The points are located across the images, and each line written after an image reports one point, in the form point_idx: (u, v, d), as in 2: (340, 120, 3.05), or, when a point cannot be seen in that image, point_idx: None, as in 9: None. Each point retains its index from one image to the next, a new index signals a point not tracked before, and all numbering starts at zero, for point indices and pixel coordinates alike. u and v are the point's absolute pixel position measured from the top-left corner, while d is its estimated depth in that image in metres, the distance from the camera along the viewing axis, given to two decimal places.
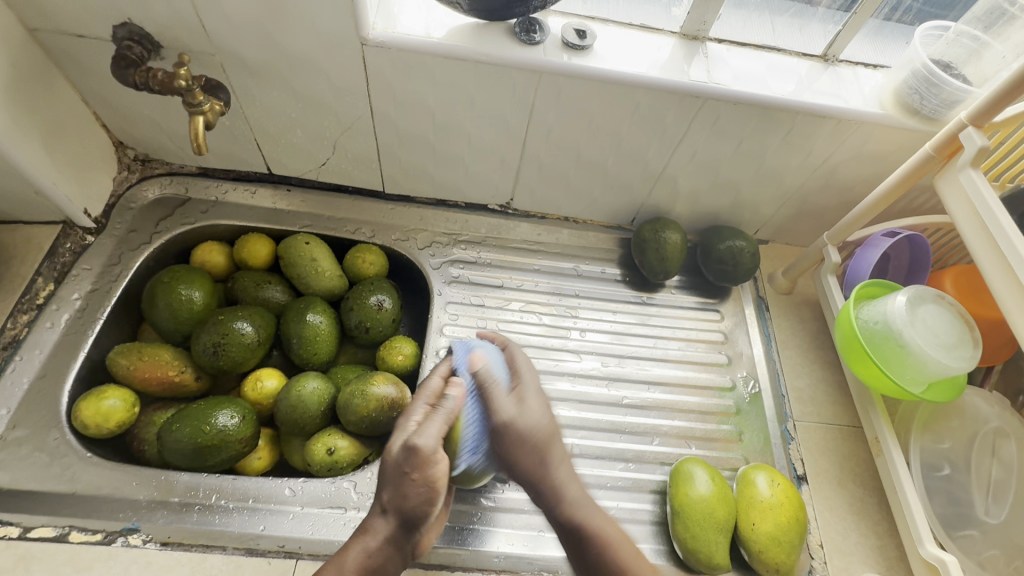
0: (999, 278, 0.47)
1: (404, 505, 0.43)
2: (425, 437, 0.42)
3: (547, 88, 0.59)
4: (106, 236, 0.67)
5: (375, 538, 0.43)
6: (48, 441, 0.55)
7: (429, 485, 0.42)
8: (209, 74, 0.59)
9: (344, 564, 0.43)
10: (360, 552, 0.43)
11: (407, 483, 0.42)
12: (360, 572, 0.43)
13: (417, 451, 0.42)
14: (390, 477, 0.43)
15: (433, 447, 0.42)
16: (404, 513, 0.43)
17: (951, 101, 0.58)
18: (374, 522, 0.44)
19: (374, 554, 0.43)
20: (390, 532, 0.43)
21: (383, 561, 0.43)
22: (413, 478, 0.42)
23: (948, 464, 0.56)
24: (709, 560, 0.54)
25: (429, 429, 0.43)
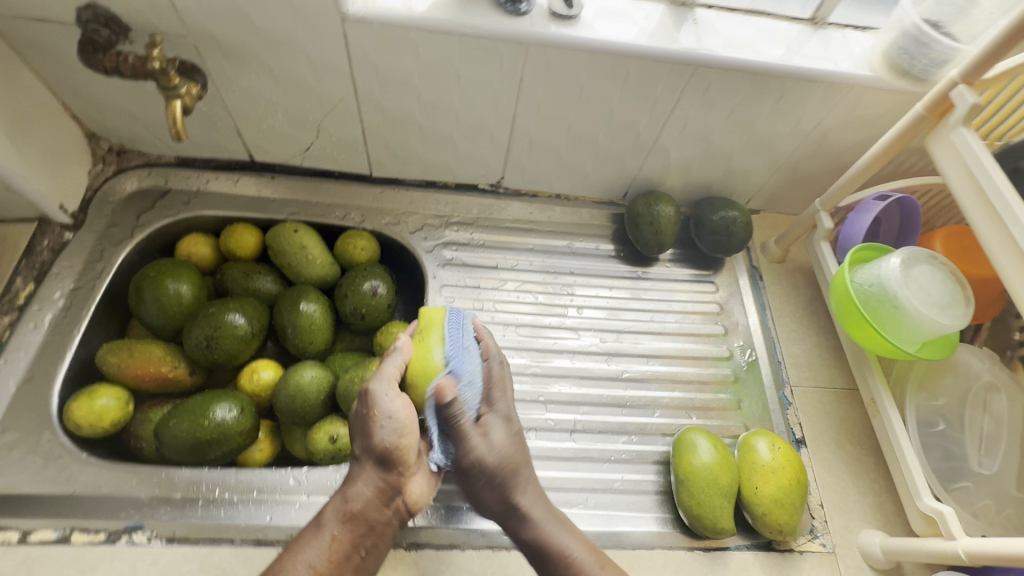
0: (989, 232, 0.48)
1: (373, 445, 0.46)
2: (381, 381, 0.47)
3: (535, 61, 0.58)
4: (86, 231, 0.65)
5: (354, 485, 0.46)
6: (40, 443, 0.54)
7: (390, 419, 0.46)
8: (183, 56, 0.57)
9: (324, 514, 0.45)
10: (340, 501, 0.45)
11: (369, 423, 0.46)
12: (341, 517, 0.45)
13: (373, 393, 0.46)
14: (358, 425, 0.47)
15: (387, 387, 0.47)
16: (375, 453, 0.46)
17: (940, 61, 0.57)
18: (354, 474, 0.47)
19: (353, 500, 0.45)
20: (369, 478, 0.46)
21: (367, 507, 0.46)
22: (375, 415, 0.46)
23: (942, 420, 0.57)
24: (715, 524, 0.55)
25: (383, 374, 0.47)
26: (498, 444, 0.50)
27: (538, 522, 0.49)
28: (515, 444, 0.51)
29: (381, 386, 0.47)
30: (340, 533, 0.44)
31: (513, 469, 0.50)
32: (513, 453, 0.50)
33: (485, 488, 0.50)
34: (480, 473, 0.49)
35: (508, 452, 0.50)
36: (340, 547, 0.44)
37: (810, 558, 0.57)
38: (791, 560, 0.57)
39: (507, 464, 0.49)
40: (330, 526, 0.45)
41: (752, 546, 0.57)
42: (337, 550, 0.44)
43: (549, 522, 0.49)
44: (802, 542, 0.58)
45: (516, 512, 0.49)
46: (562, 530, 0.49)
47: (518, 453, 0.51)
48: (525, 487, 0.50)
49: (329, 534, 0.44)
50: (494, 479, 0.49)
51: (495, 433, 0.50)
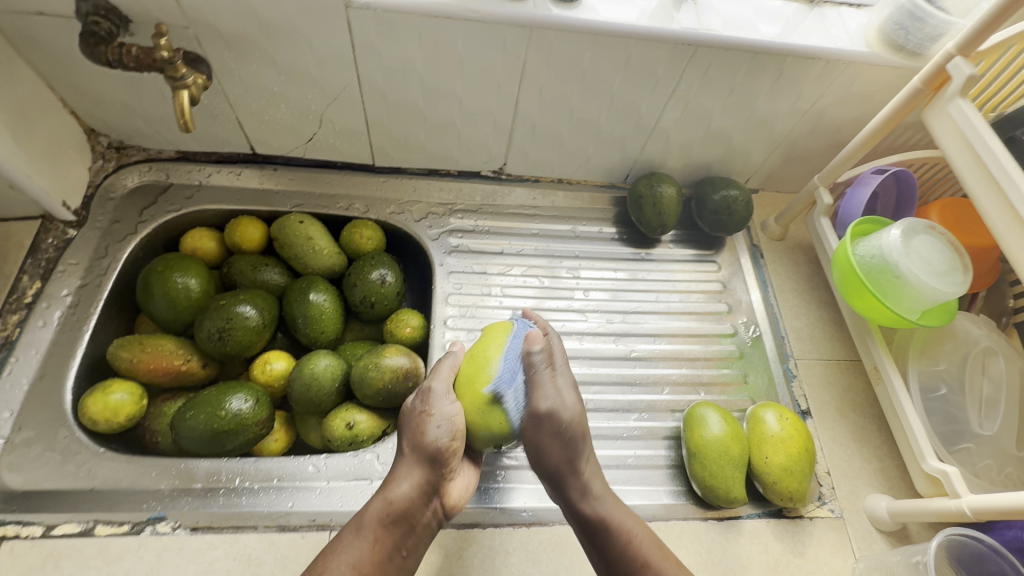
0: (988, 200, 0.50)
1: (424, 445, 0.47)
2: (439, 379, 0.49)
3: (538, 45, 0.58)
4: (89, 228, 0.65)
5: (399, 485, 0.46)
6: (57, 440, 0.54)
7: (446, 420, 0.47)
8: (184, 47, 0.56)
9: (365, 514, 0.45)
10: (383, 501, 0.45)
11: (425, 421, 0.47)
12: (385, 518, 0.45)
13: (431, 390, 0.49)
14: (408, 425, 0.48)
15: (444, 387, 0.49)
16: (424, 453, 0.47)
17: (935, 35, 0.59)
18: (399, 473, 0.47)
19: (396, 500, 0.45)
20: (413, 478, 0.46)
21: (409, 507, 0.46)
22: (430, 414, 0.47)
23: (943, 385, 0.59)
24: (727, 494, 0.56)
25: (441, 372, 0.50)
26: (567, 403, 0.47)
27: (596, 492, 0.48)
28: (578, 401, 0.48)
29: (440, 385, 0.49)
30: (383, 534, 0.44)
31: (580, 430, 0.48)
32: (580, 416, 0.48)
33: (552, 441, 0.47)
34: (549, 424, 0.47)
35: (576, 412, 0.48)
36: (382, 548, 0.44)
37: (820, 523, 0.59)
38: (801, 526, 0.59)
39: (578, 426, 0.48)
40: (373, 526, 0.44)
41: (763, 514, 0.59)
42: (380, 551, 0.44)
43: (605, 494, 0.48)
44: (811, 509, 0.60)
45: (574, 472, 0.48)
46: (615, 501, 0.49)
47: (584, 413, 0.49)
48: (587, 456, 0.49)
49: (371, 533, 0.44)
50: (562, 430, 0.47)
51: (566, 397, 0.48)
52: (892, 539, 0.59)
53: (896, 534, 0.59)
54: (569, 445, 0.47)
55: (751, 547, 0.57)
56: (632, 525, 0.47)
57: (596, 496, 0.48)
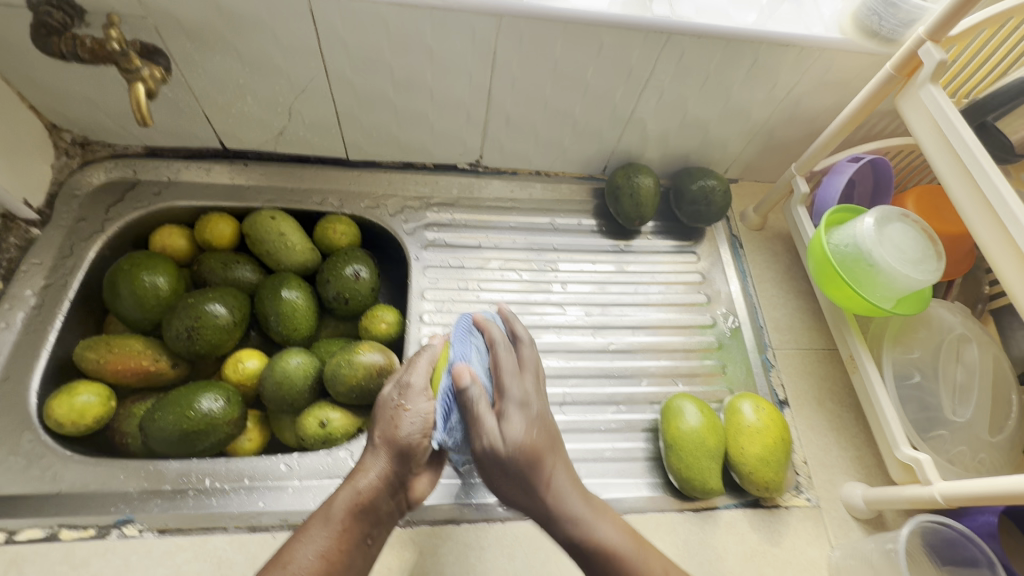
0: (958, 187, 0.49)
1: (396, 438, 0.46)
2: (415, 374, 0.49)
3: (508, 34, 0.57)
4: (54, 227, 0.63)
5: (367, 475, 0.45)
6: (21, 443, 0.53)
7: (420, 414, 0.46)
8: (143, 39, 0.55)
9: (334, 503, 0.44)
10: (351, 491, 0.45)
11: (400, 414, 0.46)
12: (352, 508, 0.44)
13: (410, 386, 0.48)
14: (382, 415, 0.48)
15: (421, 388, 0.48)
16: (396, 446, 0.46)
17: (909, 20, 0.58)
18: (367, 462, 0.46)
19: (365, 491, 0.45)
20: (380, 470, 0.46)
21: (377, 498, 0.45)
22: (405, 409, 0.47)
23: (917, 372, 0.59)
24: (704, 485, 0.56)
25: (418, 367, 0.49)
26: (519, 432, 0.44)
27: (572, 514, 0.45)
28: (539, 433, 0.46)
29: (418, 378, 0.48)
30: (349, 524, 0.44)
31: (537, 457, 0.45)
32: (532, 441, 0.45)
33: (506, 481, 0.45)
34: (490, 460, 0.44)
35: (534, 439, 0.45)
36: (348, 538, 0.43)
37: (797, 512, 0.59)
38: (778, 516, 0.59)
39: (535, 449, 0.45)
40: (340, 517, 0.44)
41: (741, 504, 0.59)
42: (346, 540, 0.43)
43: (587, 516, 0.46)
44: (788, 498, 0.60)
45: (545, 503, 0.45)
46: (598, 517, 0.46)
47: (544, 439, 0.46)
48: (550, 479, 0.45)
49: (338, 523, 0.43)
50: (511, 467, 0.44)
51: (513, 423, 0.45)
52: (868, 526, 0.59)
53: (872, 522, 0.59)
54: (524, 461, 0.44)
55: (728, 538, 0.57)
56: (619, 540, 0.46)
57: (570, 516, 0.46)
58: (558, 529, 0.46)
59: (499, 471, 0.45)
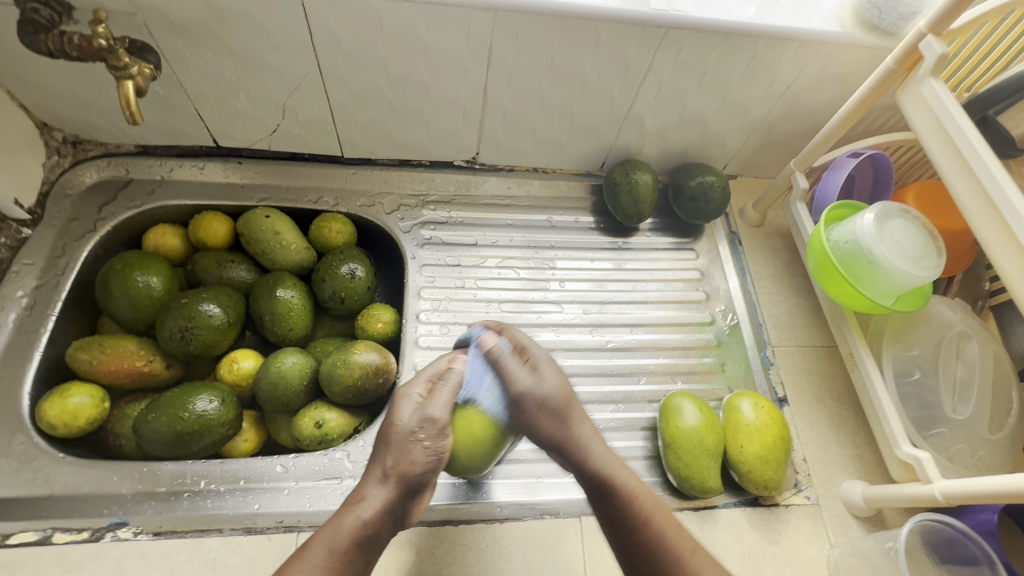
0: (959, 182, 0.49)
1: (409, 472, 0.45)
2: (438, 404, 0.47)
3: (503, 29, 0.56)
4: (45, 227, 0.63)
5: (374, 504, 0.43)
6: (13, 445, 0.53)
7: (438, 448, 0.46)
8: (132, 35, 0.54)
9: (338, 532, 0.41)
10: (357, 520, 0.42)
11: (416, 446, 0.45)
12: (358, 536, 0.42)
13: (433, 420, 0.46)
14: (394, 445, 0.45)
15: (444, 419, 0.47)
16: (408, 480, 0.45)
17: (909, 14, 0.58)
18: (372, 492, 0.44)
19: (372, 521, 0.43)
20: (389, 500, 0.44)
21: (380, 529, 0.43)
22: (423, 443, 0.46)
23: (917, 369, 0.59)
24: (703, 484, 0.55)
25: (439, 398, 0.47)
26: (553, 387, 0.48)
27: (597, 456, 0.47)
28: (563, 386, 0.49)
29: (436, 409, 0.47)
30: (353, 555, 0.41)
31: (566, 402, 0.48)
32: (564, 391, 0.49)
33: (540, 415, 0.48)
34: (529, 404, 0.48)
35: (561, 388, 0.49)
36: (350, 569, 0.41)
37: (796, 510, 0.59)
38: (777, 514, 0.58)
39: (563, 399, 0.48)
40: (345, 546, 0.41)
41: (739, 503, 0.59)
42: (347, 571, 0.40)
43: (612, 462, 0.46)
44: (787, 496, 0.60)
45: (574, 440, 0.47)
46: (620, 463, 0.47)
47: (569, 390, 0.49)
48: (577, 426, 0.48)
49: (343, 553, 0.41)
50: (548, 405, 0.48)
51: (546, 377, 0.49)
52: (867, 524, 0.59)
53: (871, 520, 0.59)
54: (555, 414, 0.48)
55: (727, 537, 0.57)
56: (639, 487, 0.45)
57: (596, 456, 0.47)
58: (588, 466, 0.46)
59: (540, 409, 0.48)
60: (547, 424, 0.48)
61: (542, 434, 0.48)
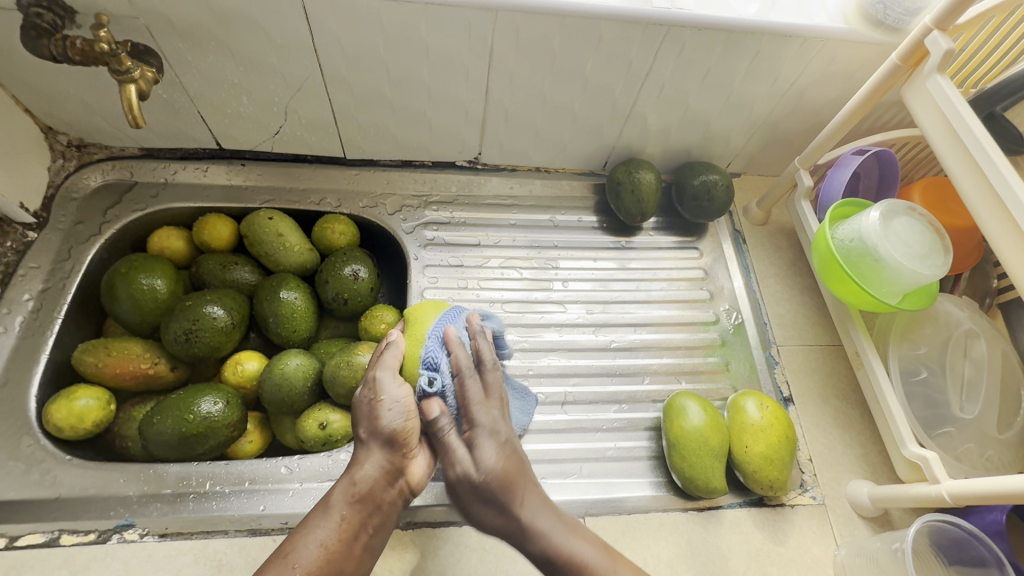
0: (967, 180, 0.48)
1: (379, 427, 0.45)
2: (384, 368, 0.47)
3: (504, 29, 0.56)
4: (51, 230, 0.63)
5: (362, 467, 0.44)
6: (21, 448, 0.53)
7: (396, 403, 0.45)
8: (134, 39, 0.54)
9: (331, 498, 0.44)
10: (348, 482, 0.44)
11: (375, 406, 0.45)
12: (350, 498, 0.43)
13: (376, 380, 0.46)
14: (361, 411, 0.46)
15: (392, 374, 0.47)
16: (382, 434, 0.45)
17: (913, 9, 0.57)
18: (361, 455, 0.45)
19: (361, 481, 0.44)
20: (376, 459, 0.45)
21: (375, 487, 0.44)
22: (380, 400, 0.45)
23: (924, 368, 0.58)
24: (707, 484, 0.55)
25: (384, 362, 0.48)
26: (486, 460, 0.44)
27: (541, 531, 0.43)
28: (508, 460, 0.45)
29: (387, 373, 0.47)
30: (349, 514, 0.43)
31: (508, 483, 0.44)
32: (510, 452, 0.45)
33: (477, 505, 0.44)
34: (464, 487, 0.44)
35: (501, 467, 0.44)
36: (349, 526, 0.43)
37: (802, 511, 0.59)
38: (783, 514, 0.58)
39: (503, 477, 0.44)
40: (337, 507, 0.43)
41: (744, 503, 0.59)
42: (347, 529, 0.43)
43: (555, 529, 0.43)
44: (793, 497, 0.60)
45: (519, 525, 0.43)
46: (571, 534, 0.43)
47: (516, 465, 0.45)
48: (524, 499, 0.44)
49: (337, 513, 0.43)
50: (484, 492, 0.43)
51: (485, 452, 0.44)
52: (874, 524, 0.59)
53: (878, 520, 0.59)
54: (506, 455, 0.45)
55: (733, 537, 0.57)
56: (592, 556, 0.42)
57: (543, 533, 0.43)
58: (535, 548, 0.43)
59: (473, 498, 0.44)
60: (488, 504, 0.44)
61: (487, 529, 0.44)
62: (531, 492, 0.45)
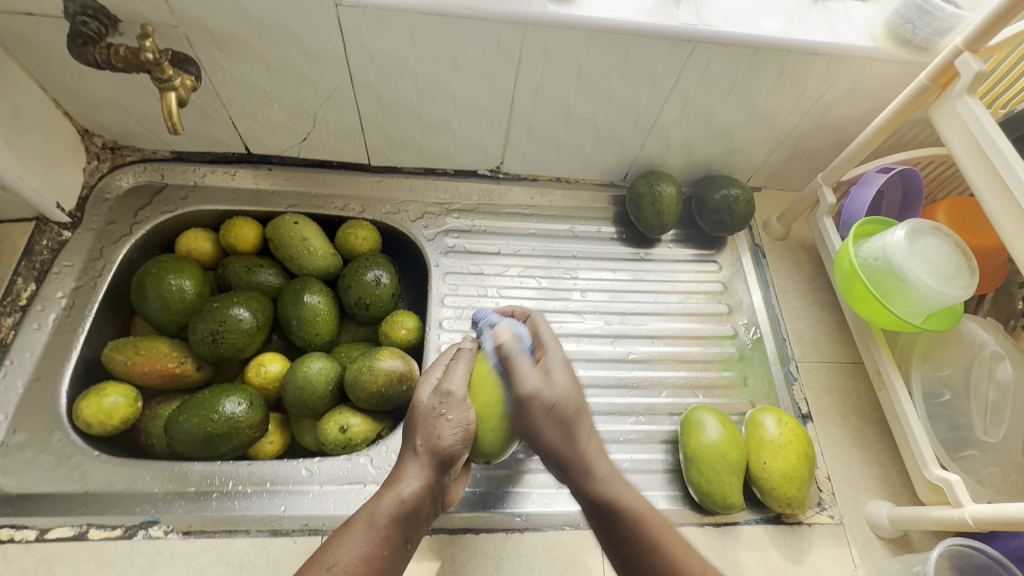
0: (995, 202, 0.48)
1: (438, 446, 0.46)
2: (455, 382, 0.48)
3: (533, 41, 0.57)
4: (84, 230, 0.65)
5: (409, 482, 0.45)
6: (52, 442, 0.54)
7: (461, 423, 0.47)
8: (174, 47, 0.55)
9: (377, 511, 0.43)
10: (394, 497, 0.44)
11: (441, 421, 0.47)
12: (396, 514, 0.43)
13: (451, 394, 0.48)
14: (423, 421, 0.47)
15: (461, 395, 0.48)
16: (439, 454, 0.46)
17: (944, 29, 0.57)
18: (408, 469, 0.45)
19: (409, 498, 0.44)
20: (423, 478, 0.45)
21: (420, 504, 0.45)
22: (447, 417, 0.47)
23: (948, 390, 0.58)
24: (725, 500, 0.55)
25: (457, 375, 0.49)
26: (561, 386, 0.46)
27: (601, 477, 0.45)
28: (574, 400, 0.46)
29: (459, 389, 0.48)
30: (393, 530, 0.43)
31: (575, 411, 0.46)
32: (575, 397, 0.46)
33: (545, 422, 0.45)
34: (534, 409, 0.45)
35: (570, 395, 0.46)
36: (391, 544, 0.43)
37: (820, 529, 0.58)
38: (800, 532, 0.58)
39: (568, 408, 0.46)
40: (384, 522, 0.43)
41: (761, 520, 0.58)
42: (389, 545, 0.43)
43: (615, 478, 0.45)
44: (811, 515, 0.59)
45: (582, 458, 0.45)
46: (633, 495, 0.45)
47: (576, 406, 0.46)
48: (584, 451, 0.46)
49: (382, 529, 0.42)
50: (545, 417, 0.45)
51: (554, 377, 0.46)
52: (893, 546, 0.58)
53: (897, 541, 0.58)
54: (563, 423, 0.45)
55: (749, 554, 0.56)
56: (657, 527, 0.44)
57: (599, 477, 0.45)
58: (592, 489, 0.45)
59: (546, 414, 0.45)
60: (551, 431, 0.45)
61: (543, 440, 0.46)
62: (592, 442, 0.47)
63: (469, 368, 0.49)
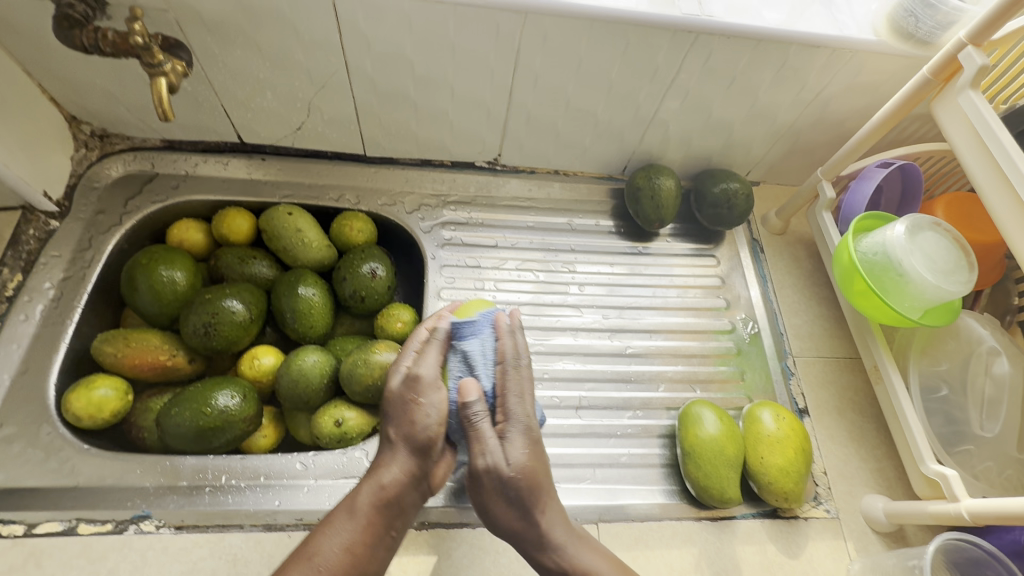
0: (997, 198, 0.48)
1: (413, 432, 0.45)
2: (426, 364, 0.47)
3: (532, 31, 0.56)
4: (73, 220, 0.63)
5: (387, 471, 0.45)
6: (40, 436, 0.53)
7: (434, 407, 0.46)
8: (164, 31, 0.54)
9: (356, 501, 0.44)
10: (373, 486, 0.44)
11: (413, 408, 0.46)
12: (375, 502, 0.44)
13: (419, 377, 0.46)
14: (396, 409, 0.46)
15: (433, 374, 0.47)
16: (414, 441, 0.45)
17: (946, 23, 0.56)
18: (386, 458, 0.46)
19: (388, 485, 0.44)
20: (403, 464, 0.45)
21: (401, 491, 0.45)
22: (419, 402, 0.46)
23: (944, 385, 0.58)
24: (722, 494, 0.55)
25: (428, 357, 0.47)
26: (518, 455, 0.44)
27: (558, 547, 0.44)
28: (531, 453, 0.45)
29: (429, 370, 0.47)
30: (374, 519, 0.43)
31: (533, 480, 0.44)
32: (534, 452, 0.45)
33: (497, 501, 0.44)
34: (489, 480, 0.44)
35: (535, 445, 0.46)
36: (373, 531, 0.43)
37: (816, 523, 0.58)
38: (796, 526, 0.58)
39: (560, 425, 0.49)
40: (363, 511, 0.43)
41: (757, 514, 0.58)
42: (371, 534, 0.43)
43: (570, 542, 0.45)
44: (807, 509, 0.59)
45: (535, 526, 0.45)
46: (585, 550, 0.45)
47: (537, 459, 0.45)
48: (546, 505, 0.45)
49: (362, 518, 0.43)
50: (511, 490, 0.44)
51: (513, 445, 0.45)
52: (888, 540, 0.59)
53: (892, 535, 0.59)
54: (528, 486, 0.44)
55: (746, 548, 0.56)
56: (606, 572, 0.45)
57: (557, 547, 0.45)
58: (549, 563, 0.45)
59: (506, 486, 0.44)
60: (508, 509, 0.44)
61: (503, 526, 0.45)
62: (551, 501, 0.46)
63: (443, 351, 0.48)
